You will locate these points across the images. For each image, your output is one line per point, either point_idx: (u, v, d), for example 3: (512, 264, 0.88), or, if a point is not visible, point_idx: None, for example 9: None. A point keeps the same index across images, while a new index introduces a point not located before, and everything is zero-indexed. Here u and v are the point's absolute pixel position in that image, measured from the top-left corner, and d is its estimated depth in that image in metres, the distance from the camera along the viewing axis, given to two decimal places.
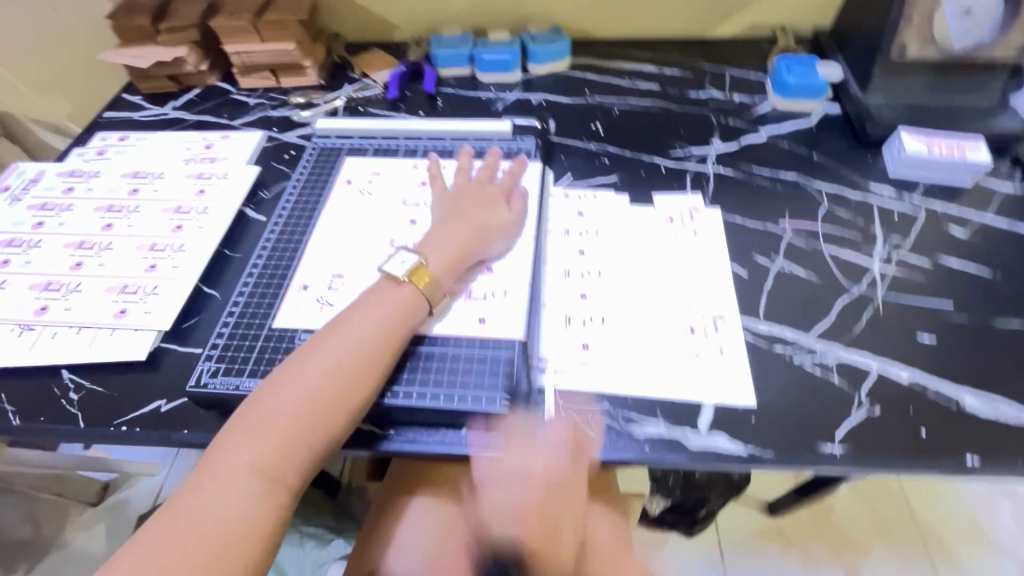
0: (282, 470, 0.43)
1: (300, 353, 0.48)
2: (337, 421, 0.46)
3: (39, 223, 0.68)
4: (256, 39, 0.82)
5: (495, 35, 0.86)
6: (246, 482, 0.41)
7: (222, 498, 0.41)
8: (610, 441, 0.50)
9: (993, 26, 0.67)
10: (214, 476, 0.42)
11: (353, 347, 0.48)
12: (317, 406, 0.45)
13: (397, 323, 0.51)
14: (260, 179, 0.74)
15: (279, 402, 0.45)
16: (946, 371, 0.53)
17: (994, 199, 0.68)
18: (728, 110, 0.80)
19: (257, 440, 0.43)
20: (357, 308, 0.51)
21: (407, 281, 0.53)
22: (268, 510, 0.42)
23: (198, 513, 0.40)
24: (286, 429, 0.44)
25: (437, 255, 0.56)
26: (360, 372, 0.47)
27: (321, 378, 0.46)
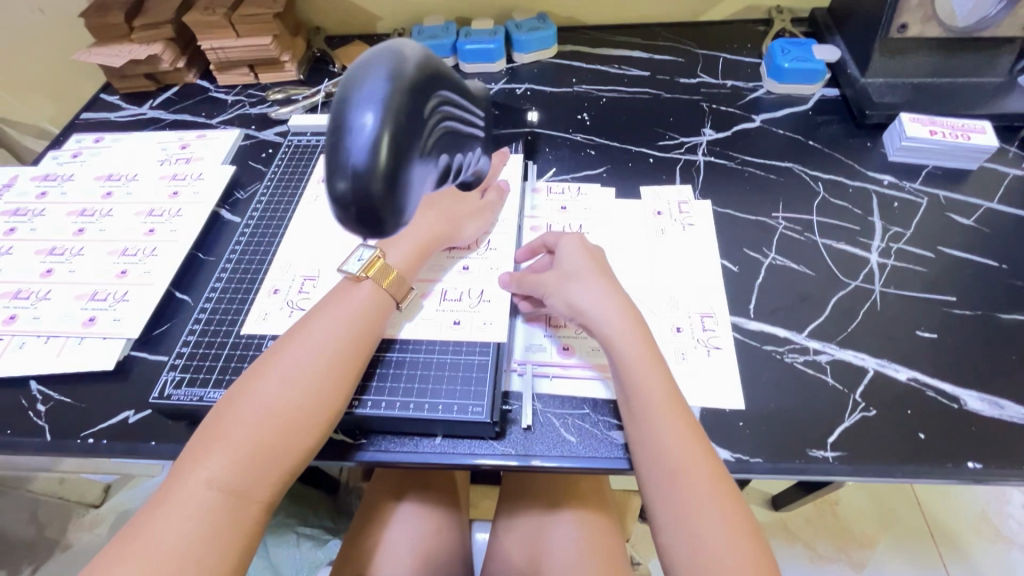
0: (248, 485, 0.40)
1: (262, 361, 0.46)
2: (306, 430, 0.43)
3: (10, 229, 0.67)
4: (231, 34, 0.79)
5: (478, 24, 0.83)
6: (211, 499, 0.39)
7: (183, 515, 0.38)
8: (591, 448, 0.48)
9: (1000, 0, 0.63)
10: (176, 495, 0.39)
11: (320, 351, 0.46)
12: (284, 415, 0.43)
13: (365, 324, 0.49)
14: (235, 179, 0.72)
15: (244, 412, 0.43)
16: (948, 369, 0.50)
17: (1001, 184, 0.64)
18: (721, 96, 0.77)
19: (220, 455, 0.41)
20: (320, 311, 0.49)
21: (364, 278, 0.51)
22: (233, 529, 0.39)
23: (158, 535, 0.37)
24: (250, 441, 0.42)
25: (401, 252, 0.54)
26: (328, 377, 0.45)
27: (286, 385, 0.44)
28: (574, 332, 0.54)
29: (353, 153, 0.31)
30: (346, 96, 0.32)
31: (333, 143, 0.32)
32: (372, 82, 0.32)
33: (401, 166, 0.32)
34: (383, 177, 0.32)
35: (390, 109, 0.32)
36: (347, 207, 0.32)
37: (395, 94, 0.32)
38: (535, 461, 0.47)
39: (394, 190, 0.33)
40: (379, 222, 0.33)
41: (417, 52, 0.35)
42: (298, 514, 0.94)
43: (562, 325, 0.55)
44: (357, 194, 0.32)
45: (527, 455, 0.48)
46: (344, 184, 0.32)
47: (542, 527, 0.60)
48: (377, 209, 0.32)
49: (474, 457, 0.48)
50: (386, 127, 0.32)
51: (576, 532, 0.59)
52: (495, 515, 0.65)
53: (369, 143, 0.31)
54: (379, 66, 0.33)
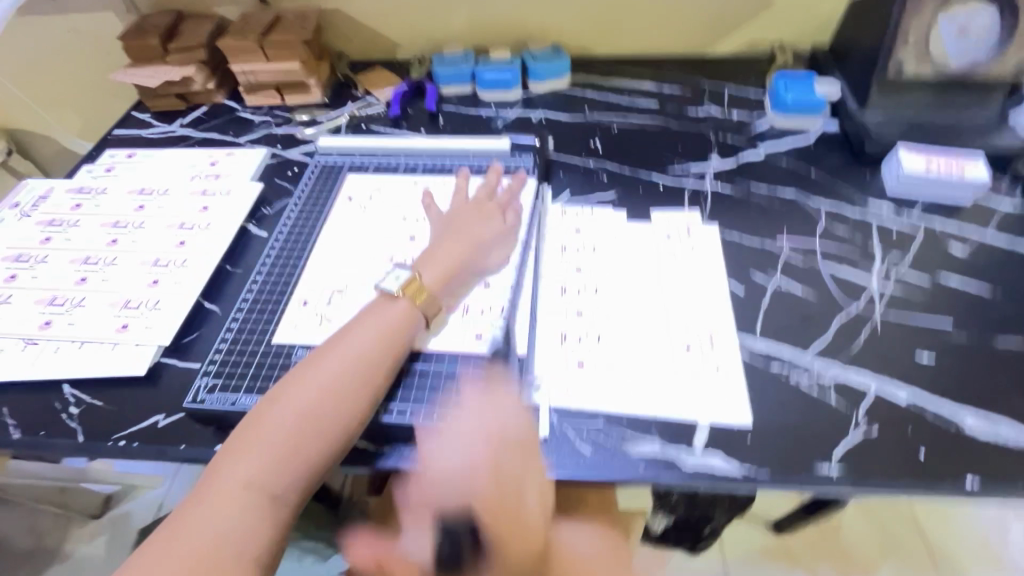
0: (281, 487, 0.43)
1: (299, 369, 0.48)
2: (338, 437, 0.46)
3: (46, 238, 0.70)
4: (261, 57, 0.84)
5: (496, 54, 0.88)
6: (248, 499, 0.41)
7: (221, 514, 0.40)
8: (605, 459, 0.50)
9: (990, 46, 0.68)
10: (215, 494, 0.42)
11: (354, 362, 0.49)
12: (318, 422, 0.45)
13: (395, 338, 0.52)
14: (262, 196, 0.75)
15: (280, 417, 0.45)
16: (946, 391, 0.53)
17: (994, 216, 0.67)
18: (726, 127, 0.81)
19: (258, 458, 0.43)
20: (354, 324, 0.52)
21: (402, 296, 0.54)
22: (268, 529, 0.41)
23: (199, 531, 0.40)
24: (286, 445, 0.44)
25: (434, 271, 0.57)
26: (360, 387, 0.48)
27: (321, 393, 0.46)
28: (589, 346, 0.57)
29: None
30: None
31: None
32: None
33: None
34: None
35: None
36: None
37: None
38: (550, 471, 0.49)
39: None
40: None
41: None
42: (303, 527, 0.94)
43: (577, 340, 0.57)
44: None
45: (542, 465, 0.50)
46: None
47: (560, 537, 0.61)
48: None
49: None
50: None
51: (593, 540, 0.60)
52: None
53: None
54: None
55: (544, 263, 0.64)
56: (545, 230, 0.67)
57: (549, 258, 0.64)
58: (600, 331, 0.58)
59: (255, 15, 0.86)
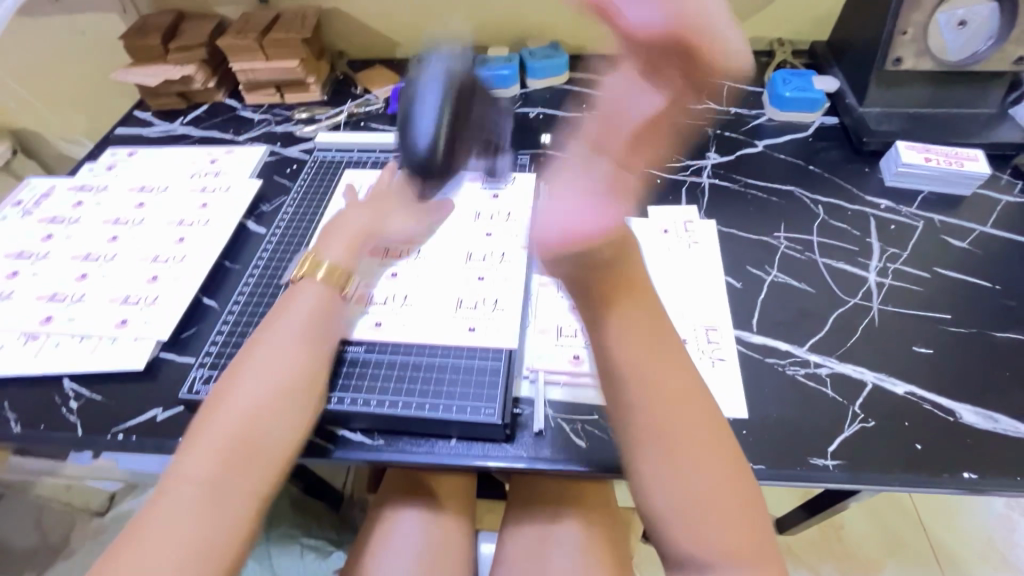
0: (240, 481, 0.42)
1: (229, 372, 0.48)
2: (283, 424, 0.46)
3: (48, 235, 0.70)
4: (261, 56, 0.84)
5: (494, 52, 0.88)
6: (198, 497, 0.41)
7: (180, 518, 0.40)
8: (600, 453, 0.50)
9: (989, 39, 0.67)
10: (165, 501, 0.41)
11: (275, 349, 0.49)
12: (259, 413, 0.45)
13: (314, 323, 0.52)
14: (261, 192, 0.75)
15: (222, 417, 0.44)
16: (944, 384, 0.52)
17: (995, 209, 0.67)
18: (725, 122, 0.80)
19: (199, 457, 0.42)
20: (278, 315, 0.52)
21: (325, 283, 0.55)
22: (234, 522, 0.41)
23: (151, 539, 0.39)
24: (235, 440, 0.43)
25: (338, 247, 0.58)
26: (285, 372, 0.48)
27: (254, 383, 0.46)
28: (583, 338, 0.56)
29: None
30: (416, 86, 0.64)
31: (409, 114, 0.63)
32: None
33: None
34: None
35: (442, 106, 0.62)
36: (415, 169, 0.64)
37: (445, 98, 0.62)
38: (543, 464, 0.49)
39: (445, 156, 0.64)
40: (431, 170, 0.64)
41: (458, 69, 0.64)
42: (303, 524, 0.94)
43: (574, 334, 0.57)
44: (420, 164, 0.63)
45: (535, 458, 0.50)
46: None
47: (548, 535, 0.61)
48: None
49: (486, 459, 0.50)
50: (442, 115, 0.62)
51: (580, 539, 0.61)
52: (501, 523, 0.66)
53: None
54: (436, 81, 0.63)
55: None
56: None
57: None
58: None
59: (255, 15, 0.86)
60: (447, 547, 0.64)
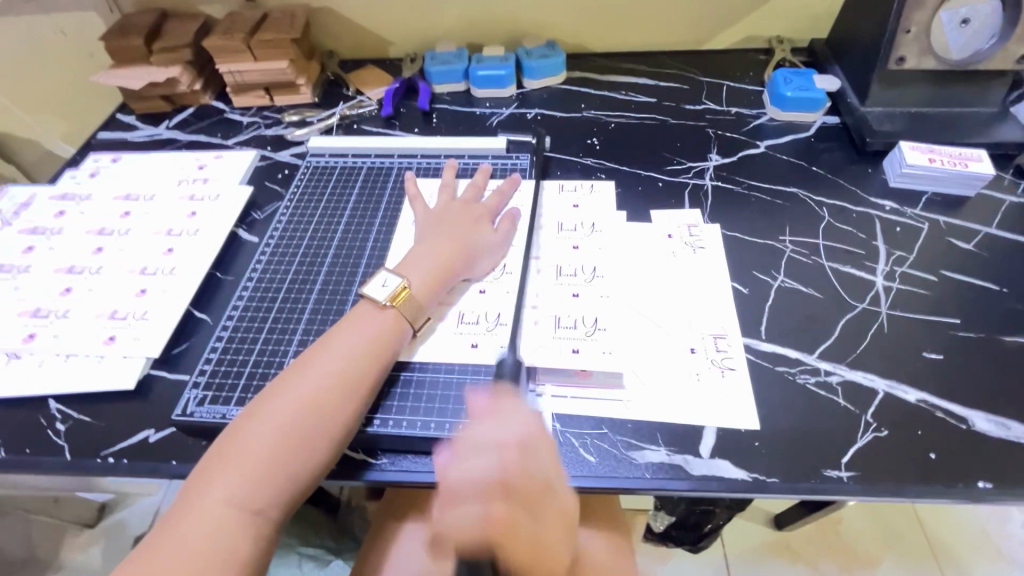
0: (262, 501, 0.41)
1: (280, 380, 0.47)
2: (321, 450, 0.44)
3: (29, 247, 0.67)
4: (249, 58, 0.81)
5: (489, 51, 0.86)
6: (226, 515, 0.40)
7: (200, 531, 0.39)
8: (611, 468, 0.49)
9: (991, 37, 0.67)
10: (192, 511, 0.40)
11: (331, 369, 0.47)
12: (296, 434, 0.44)
13: (376, 345, 0.50)
14: (253, 200, 0.73)
15: (259, 430, 0.43)
16: (955, 391, 0.52)
17: (998, 210, 0.66)
18: (726, 122, 0.79)
19: (235, 472, 0.42)
20: (338, 330, 0.50)
21: (390, 307, 0.52)
22: (247, 543, 0.40)
23: (175, 549, 0.38)
24: (267, 458, 0.42)
25: (419, 279, 0.55)
26: (342, 398, 0.46)
27: (301, 404, 0.45)
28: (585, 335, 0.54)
29: None
30: None
31: None
32: None
33: None
34: None
35: None
36: None
37: None
38: None
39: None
40: None
41: None
42: (301, 533, 0.90)
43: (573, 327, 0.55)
44: None
45: None
46: None
47: None
48: None
49: None
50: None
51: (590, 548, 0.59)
52: None
53: None
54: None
55: (542, 246, 0.63)
56: (539, 219, 0.66)
57: (542, 240, 0.64)
58: (596, 316, 0.56)
59: (241, 14, 0.83)
60: None
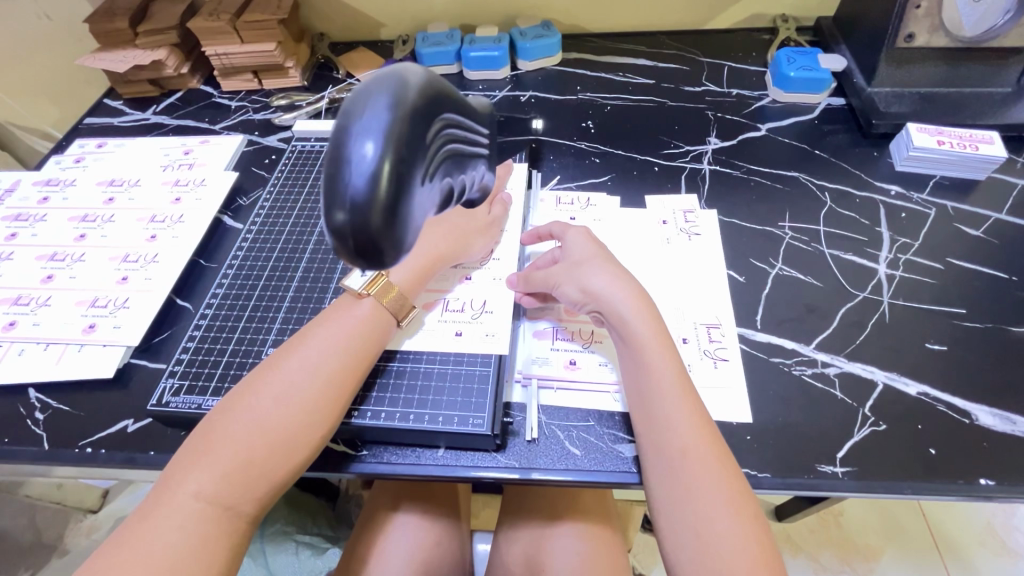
0: (234, 498, 0.40)
1: (258, 373, 0.46)
2: (296, 449, 0.43)
3: (12, 234, 0.66)
4: (235, 40, 0.79)
5: (482, 32, 0.83)
6: (197, 512, 0.39)
7: (169, 528, 0.38)
8: (596, 461, 0.47)
9: (1007, 12, 0.63)
10: (161, 508, 0.39)
11: (312, 364, 0.45)
12: (273, 430, 0.42)
13: (361, 339, 0.48)
14: (238, 186, 0.71)
15: (235, 424, 0.42)
16: (959, 384, 0.50)
17: (1010, 195, 0.63)
18: (726, 104, 0.76)
19: (207, 469, 0.40)
20: (320, 323, 0.49)
21: (367, 296, 0.50)
22: (216, 541, 0.39)
23: (142, 547, 0.37)
24: (243, 453, 0.41)
25: (405, 271, 0.53)
26: (321, 394, 0.44)
27: (279, 399, 0.43)
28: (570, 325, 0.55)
29: (354, 181, 0.29)
30: (346, 125, 0.30)
31: (331, 172, 0.30)
32: (374, 108, 0.30)
33: (404, 199, 0.30)
34: (383, 210, 0.30)
35: (392, 138, 0.30)
36: (345, 243, 0.30)
37: (397, 123, 0.30)
38: (537, 474, 0.47)
39: (395, 223, 0.30)
40: (378, 258, 0.31)
41: (420, 77, 0.33)
42: (298, 521, 0.90)
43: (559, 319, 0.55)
44: (354, 229, 0.30)
45: (528, 467, 0.47)
46: (343, 215, 0.30)
47: (545, 538, 0.59)
48: (376, 242, 0.30)
49: (476, 470, 0.47)
50: (388, 157, 0.29)
51: (579, 545, 0.57)
52: (496, 527, 0.64)
53: (371, 171, 0.29)
54: (379, 93, 0.31)
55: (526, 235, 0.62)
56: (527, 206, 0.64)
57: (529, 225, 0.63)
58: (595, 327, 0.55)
59: None
60: (442, 545, 0.62)
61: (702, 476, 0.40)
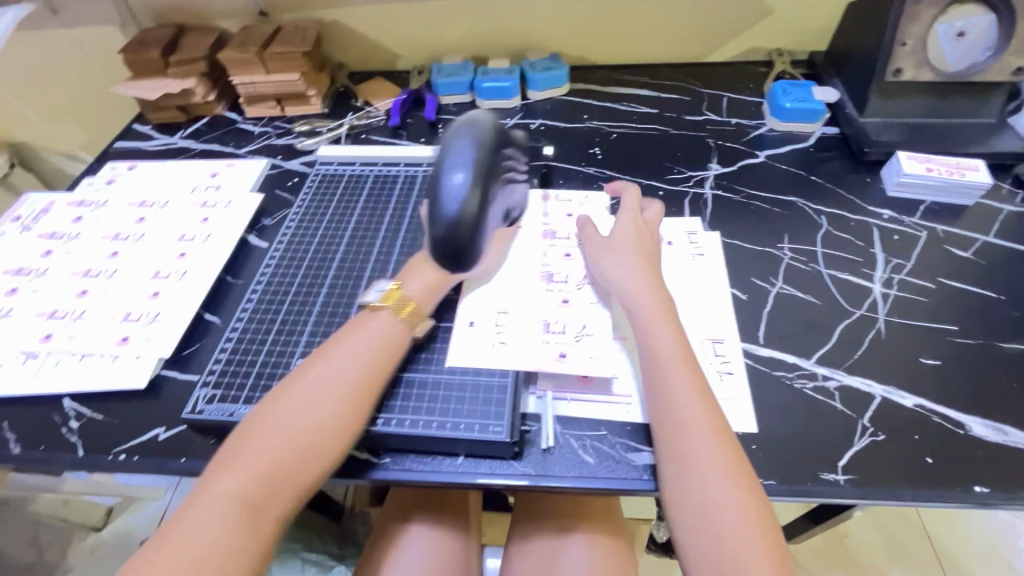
0: (266, 500, 0.42)
1: (287, 381, 0.49)
2: (324, 453, 0.45)
3: (47, 250, 0.70)
4: (261, 70, 0.84)
5: (495, 63, 0.88)
6: (232, 511, 0.41)
7: (208, 524, 0.40)
8: (609, 469, 0.49)
9: (987, 49, 0.68)
10: (198, 506, 0.41)
11: (338, 375, 0.49)
12: (303, 435, 0.45)
13: (380, 353, 0.51)
14: (263, 206, 0.75)
15: (268, 430, 0.45)
16: (953, 397, 0.52)
17: (996, 219, 0.67)
18: (726, 133, 0.80)
19: (242, 470, 0.43)
20: (342, 336, 0.52)
21: (381, 308, 0.54)
22: (249, 540, 0.40)
23: (183, 541, 0.39)
24: (274, 456, 0.44)
25: (417, 287, 0.57)
26: (344, 403, 0.47)
27: (308, 406, 0.46)
28: (573, 339, 0.55)
29: (451, 201, 0.49)
30: (443, 164, 0.51)
31: (434, 196, 0.50)
32: (462, 152, 0.51)
33: (482, 216, 0.51)
34: (470, 221, 0.50)
35: (474, 175, 0.50)
36: (443, 244, 0.50)
37: (477, 164, 0.51)
38: (553, 481, 0.49)
39: (478, 232, 0.51)
40: (464, 255, 0.51)
41: (486, 131, 0.54)
42: (303, 539, 0.91)
43: (561, 331, 0.56)
44: (451, 234, 0.50)
45: (545, 475, 0.49)
46: (445, 223, 0.50)
47: (554, 550, 0.61)
48: (465, 243, 0.50)
49: (494, 477, 0.49)
50: (473, 188, 0.50)
51: (588, 555, 0.59)
52: (507, 538, 0.66)
53: (461, 194, 0.49)
54: (464, 143, 0.52)
55: (539, 252, 0.65)
56: (541, 226, 0.68)
57: (541, 246, 0.65)
58: (592, 323, 0.57)
59: (255, 28, 0.86)
60: (455, 559, 0.63)
61: (711, 457, 0.43)
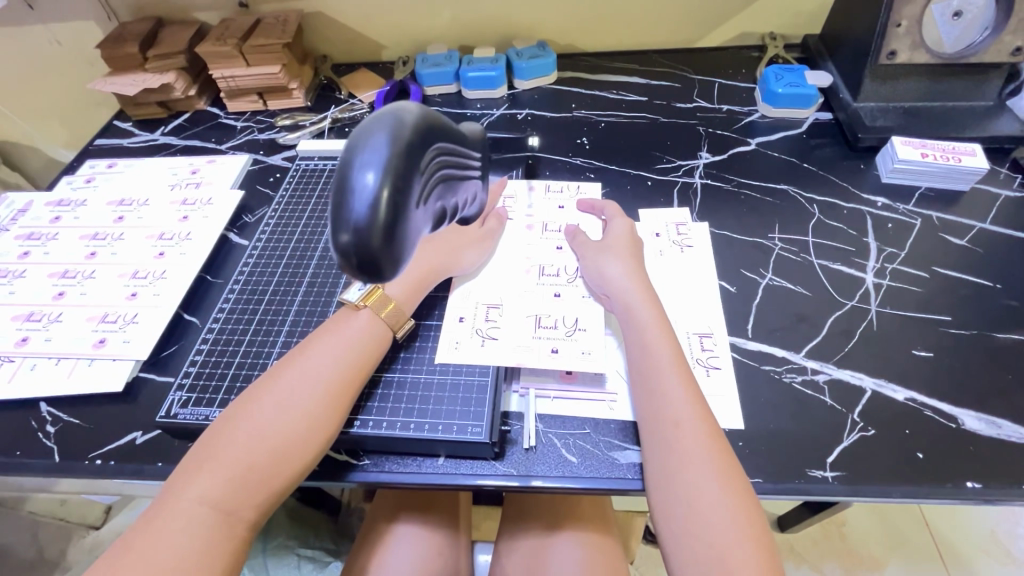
0: (237, 504, 0.41)
1: (261, 381, 0.47)
2: (298, 456, 0.44)
3: (24, 252, 0.69)
4: (240, 63, 0.82)
5: (481, 52, 0.86)
6: (202, 515, 0.40)
7: (176, 528, 0.39)
8: (592, 468, 0.48)
9: (985, 29, 0.66)
10: (167, 509, 0.40)
11: (313, 375, 0.47)
12: (276, 438, 0.44)
13: (358, 353, 0.50)
14: (243, 203, 0.74)
15: (239, 432, 0.44)
16: (945, 390, 0.51)
17: (993, 205, 0.65)
18: (716, 120, 0.78)
19: (212, 473, 0.42)
20: (319, 335, 0.51)
21: (363, 307, 0.53)
22: (219, 544, 0.40)
23: (151, 545, 0.38)
24: (246, 460, 0.42)
25: (398, 287, 0.55)
26: (320, 404, 0.46)
27: (282, 407, 0.45)
28: (564, 335, 0.54)
29: (357, 207, 0.33)
30: (350, 158, 0.34)
31: (337, 202, 0.34)
32: (373, 143, 0.34)
33: (400, 223, 0.34)
34: (382, 232, 0.33)
35: (390, 170, 0.34)
36: (348, 259, 0.34)
37: (393, 156, 0.34)
38: (536, 482, 0.48)
39: (392, 243, 0.34)
40: (378, 272, 0.35)
41: (415, 115, 0.36)
42: (299, 535, 0.88)
43: (552, 327, 0.55)
44: (358, 249, 0.34)
45: (527, 475, 0.48)
46: (347, 236, 0.34)
47: (542, 547, 0.60)
48: (376, 259, 0.34)
49: (476, 478, 0.48)
50: (386, 185, 0.33)
51: (578, 552, 0.58)
52: (496, 537, 0.65)
53: (372, 199, 0.33)
54: (378, 131, 0.35)
55: (524, 246, 0.63)
56: (525, 219, 0.66)
57: (526, 240, 0.64)
58: (578, 316, 0.55)
59: (233, 20, 0.84)
60: (444, 557, 0.62)
61: (695, 451, 0.43)
